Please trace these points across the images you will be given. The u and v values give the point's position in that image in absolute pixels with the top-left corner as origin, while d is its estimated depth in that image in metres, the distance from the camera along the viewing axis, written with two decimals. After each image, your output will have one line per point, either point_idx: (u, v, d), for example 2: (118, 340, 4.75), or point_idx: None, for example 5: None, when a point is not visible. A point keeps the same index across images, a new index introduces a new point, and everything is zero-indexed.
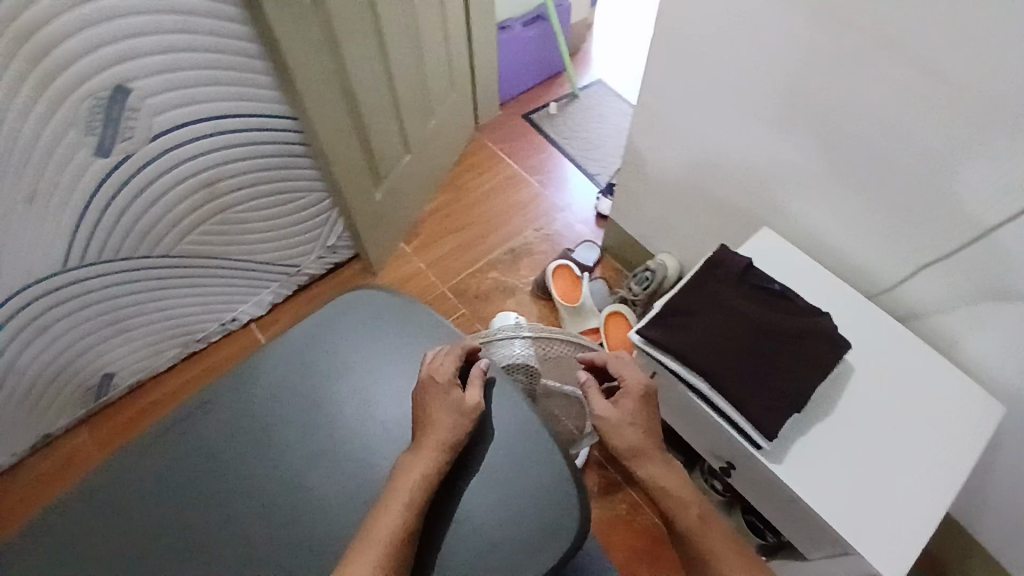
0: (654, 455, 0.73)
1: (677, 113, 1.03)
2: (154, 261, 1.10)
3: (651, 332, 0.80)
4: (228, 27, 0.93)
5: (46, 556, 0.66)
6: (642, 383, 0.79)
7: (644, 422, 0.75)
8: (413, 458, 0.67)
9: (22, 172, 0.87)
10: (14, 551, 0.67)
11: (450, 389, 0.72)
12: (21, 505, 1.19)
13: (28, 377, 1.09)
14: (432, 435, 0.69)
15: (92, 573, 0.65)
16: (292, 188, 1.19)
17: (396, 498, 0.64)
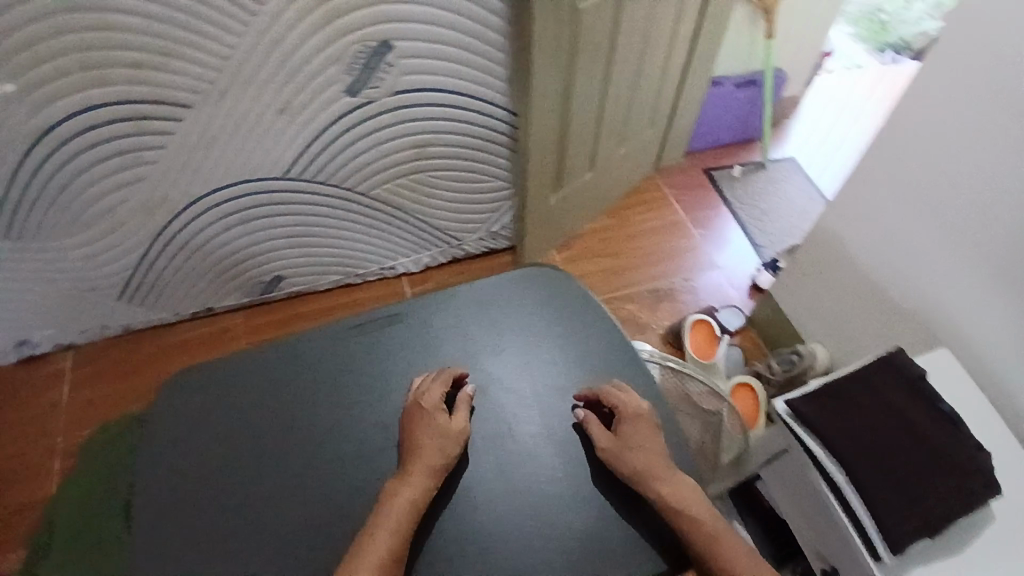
0: (660, 475, 0.68)
1: (877, 208, 1.01)
2: (351, 194, 1.24)
3: (799, 406, 0.81)
4: (488, 18, 1.05)
5: (215, 397, 0.76)
6: (641, 407, 0.73)
7: (650, 446, 0.70)
8: (399, 485, 0.66)
9: (286, 86, 1.03)
10: (193, 383, 0.77)
11: (435, 414, 0.71)
12: (169, 359, 1.33)
13: (221, 253, 1.26)
14: (420, 462, 0.67)
15: (244, 425, 0.74)
16: (482, 170, 1.29)
17: (383, 524, 0.62)
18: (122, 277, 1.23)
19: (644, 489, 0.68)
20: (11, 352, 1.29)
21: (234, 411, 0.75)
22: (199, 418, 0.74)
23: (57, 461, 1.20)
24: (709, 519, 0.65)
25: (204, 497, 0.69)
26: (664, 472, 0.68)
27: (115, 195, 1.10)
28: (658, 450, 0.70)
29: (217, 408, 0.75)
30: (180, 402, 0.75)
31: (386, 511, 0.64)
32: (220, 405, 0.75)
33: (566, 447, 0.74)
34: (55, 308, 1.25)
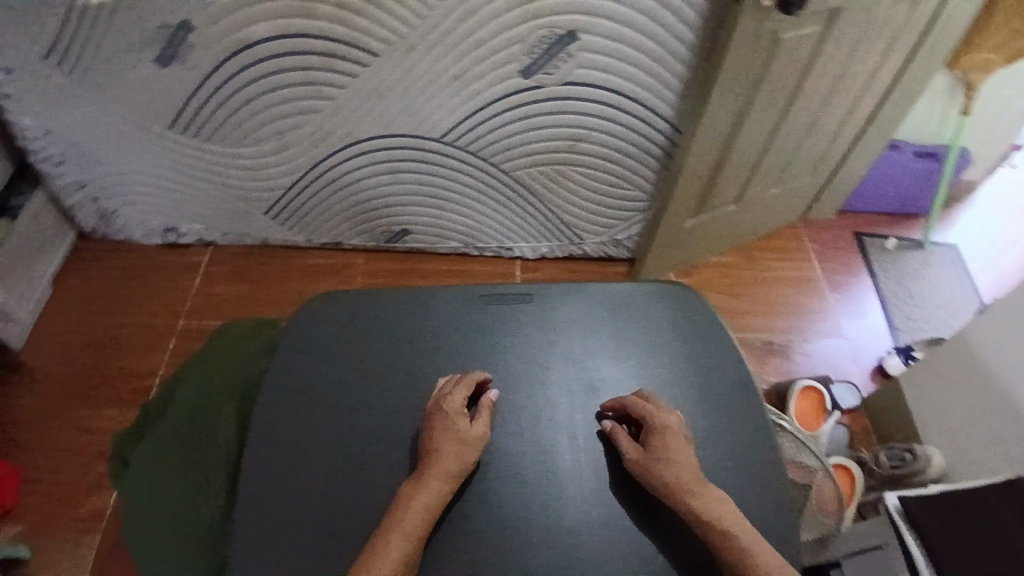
0: (693, 489, 0.64)
1: None
2: (494, 170, 1.26)
3: (911, 507, 0.76)
4: (678, 29, 1.03)
5: (341, 325, 0.80)
6: (670, 421, 0.70)
7: (681, 458, 0.67)
8: (414, 490, 0.64)
9: (467, 54, 1.07)
10: (326, 307, 0.82)
11: (455, 418, 0.68)
12: (290, 278, 1.41)
13: (362, 194, 1.33)
14: (436, 466, 0.65)
15: (360, 360, 0.77)
16: (625, 177, 1.27)
17: (399, 526, 0.61)
18: (273, 195, 1.33)
19: (677, 504, 0.64)
20: (160, 234, 1.40)
21: (355, 345, 0.79)
22: (324, 342, 0.79)
23: (173, 340, 1.30)
24: (748, 536, 0.62)
25: (311, 414, 0.73)
26: (697, 485, 0.65)
27: (288, 119, 1.19)
28: (689, 462, 0.67)
29: (341, 336, 0.79)
30: (310, 322, 0.80)
31: (404, 515, 0.62)
32: (344, 335, 0.79)
33: (604, 457, 0.72)
34: (208, 206, 1.35)
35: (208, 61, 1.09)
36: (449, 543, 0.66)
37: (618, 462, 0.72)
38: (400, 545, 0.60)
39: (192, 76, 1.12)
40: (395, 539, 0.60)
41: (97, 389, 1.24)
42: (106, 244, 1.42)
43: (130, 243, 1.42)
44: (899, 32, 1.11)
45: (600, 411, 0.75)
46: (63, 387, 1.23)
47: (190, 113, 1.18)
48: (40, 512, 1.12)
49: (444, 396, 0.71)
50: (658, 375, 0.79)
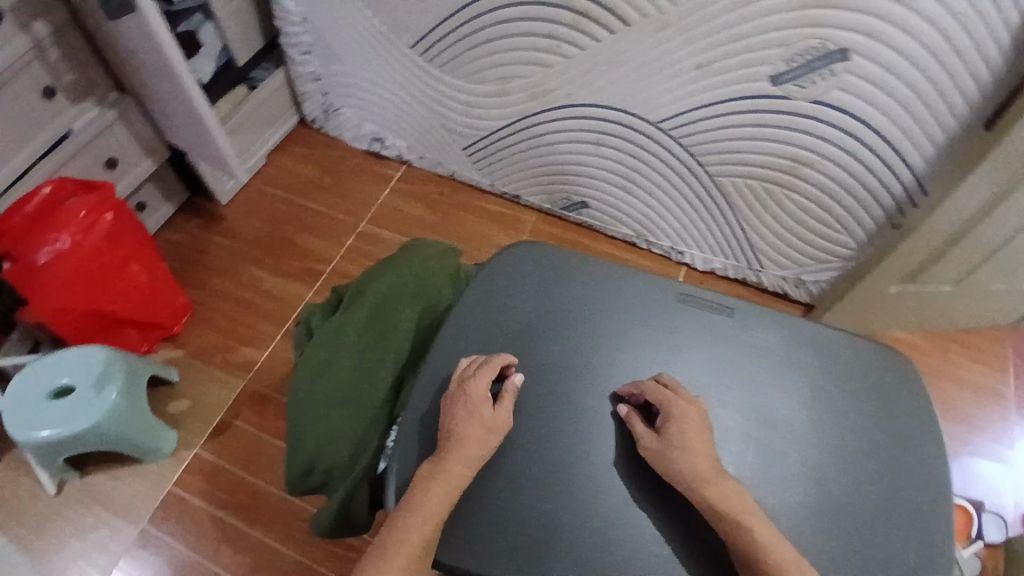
0: (707, 477, 0.63)
1: None
2: (698, 170, 1.20)
3: None
4: (966, 81, 0.91)
5: (531, 277, 0.81)
6: (687, 410, 0.68)
7: (697, 446, 0.65)
8: (435, 473, 0.65)
9: (720, 47, 1.02)
10: (522, 254, 0.83)
11: (476, 401, 0.69)
12: (466, 216, 1.46)
13: (558, 157, 1.33)
14: (459, 451, 0.66)
15: (541, 316, 0.79)
16: (838, 216, 1.16)
17: (424, 506, 0.63)
18: (476, 134, 1.37)
19: (694, 494, 0.62)
20: (366, 140, 1.50)
21: (542, 301, 0.80)
22: (513, 288, 0.80)
23: (351, 238, 1.40)
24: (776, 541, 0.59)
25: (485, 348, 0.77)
26: (712, 474, 0.63)
27: (517, 67, 1.21)
28: (705, 450, 0.65)
29: (529, 287, 0.81)
30: (503, 265, 0.82)
31: (427, 497, 0.63)
32: (532, 286, 0.81)
33: (617, 440, 0.71)
34: (417, 128, 1.42)
35: None
36: (579, 517, 0.67)
37: (628, 443, 0.71)
38: (426, 524, 0.62)
39: (445, 3, 1.16)
40: (421, 521, 0.62)
41: (277, 259, 1.36)
42: (316, 134, 1.54)
43: (338, 140, 1.53)
44: None
45: (616, 394, 0.74)
46: (250, 248, 1.37)
47: (430, 37, 1.23)
48: (204, 346, 1.27)
49: (467, 378, 0.71)
50: (837, 437, 0.72)
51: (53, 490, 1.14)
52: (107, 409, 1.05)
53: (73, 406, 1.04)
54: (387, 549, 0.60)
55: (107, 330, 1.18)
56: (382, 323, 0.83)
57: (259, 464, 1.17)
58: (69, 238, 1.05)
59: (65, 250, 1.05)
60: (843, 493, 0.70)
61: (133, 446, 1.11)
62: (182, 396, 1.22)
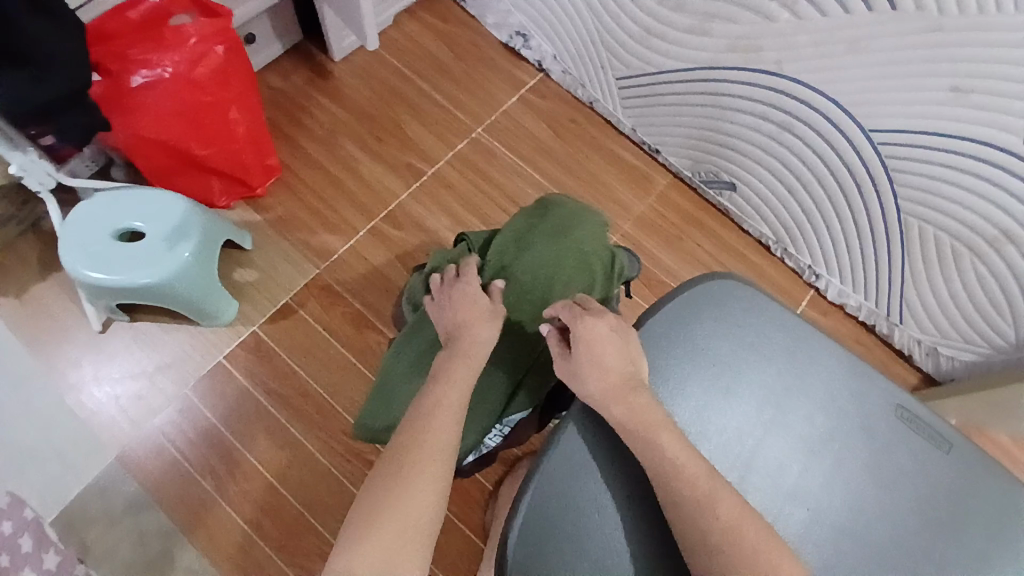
0: (621, 392, 0.56)
1: None
2: (884, 202, 1.02)
3: None
4: None
5: (730, 324, 0.63)
6: (596, 326, 0.60)
7: (609, 363, 0.58)
8: (451, 358, 0.64)
9: (990, 77, 0.82)
10: (733, 294, 0.64)
11: (472, 293, 0.68)
12: (595, 157, 1.28)
13: (724, 127, 1.13)
14: (471, 334, 0.66)
15: (730, 381, 0.62)
16: (1012, 308, 1.00)
17: (445, 406, 0.60)
18: (639, 69, 1.16)
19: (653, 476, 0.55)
20: (509, 32, 1.29)
21: (733, 369, 0.62)
22: (707, 333, 0.62)
23: (464, 143, 1.23)
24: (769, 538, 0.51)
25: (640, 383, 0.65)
26: (624, 388, 0.56)
27: (727, 7, 0.99)
28: (621, 366, 0.58)
29: (728, 339, 0.62)
30: (700, 301, 0.63)
31: (446, 395, 0.61)
32: (725, 345, 0.62)
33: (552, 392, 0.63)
34: (573, 38, 1.21)
35: None
36: None
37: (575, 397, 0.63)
38: (451, 424, 0.59)
39: None
40: (444, 418, 0.59)
41: (380, 143, 1.21)
42: (453, 6, 1.32)
43: (476, 21, 1.32)
44: None
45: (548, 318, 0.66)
46: (355, 121, 1.21)
47: None
48: (285, 218, 1.15)
49: (455, 279, 0.71)
50: None
51: (98, 328, 1.05)
52: (180, 267, 0.96)
53: (146, 252, 0.95)
54: (418, 448, 0.57)
55: (188, 174, 1.06)
56: (521, 274, 0.75)
57: (317, 363, 1.08)
58: (172, 65, 0.91)
59: (164, 78, 0.91)
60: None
61: (197, 308, 1.02)
62: (252, 267, 1.12)
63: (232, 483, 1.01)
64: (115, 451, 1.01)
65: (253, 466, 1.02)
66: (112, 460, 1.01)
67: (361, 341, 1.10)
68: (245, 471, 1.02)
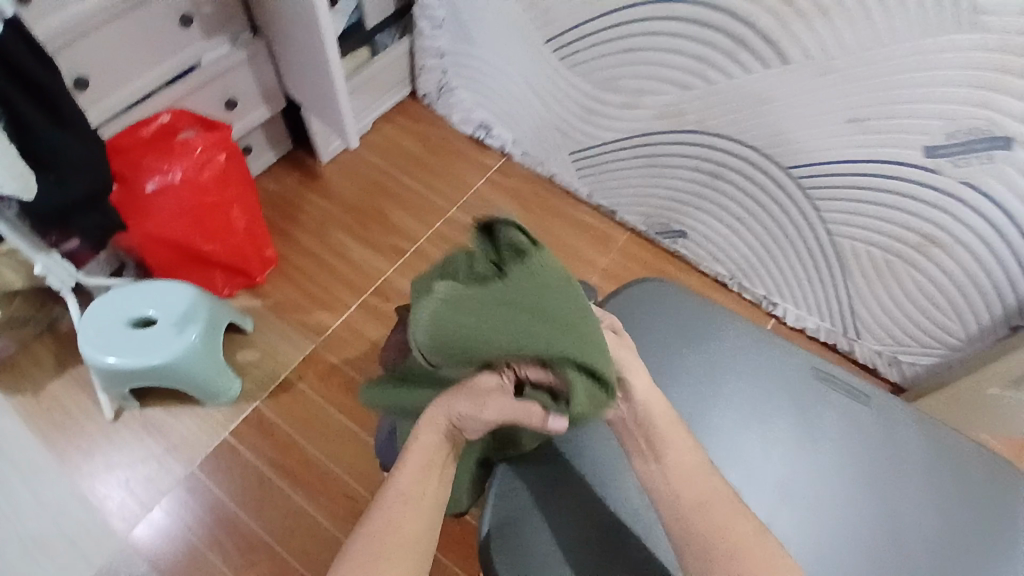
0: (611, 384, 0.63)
1: None
2: (816, 228, 1.15)
3: None
4: None
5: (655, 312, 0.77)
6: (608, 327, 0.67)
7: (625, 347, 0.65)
8: (411, 447, 0.64)
9: (877, 106, 0.98)
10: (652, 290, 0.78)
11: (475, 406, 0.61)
12: (561, 223, 1.42)
13: (668, 181, 1.29)
14: (432, 423, 0.64)
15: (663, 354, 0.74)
16: (956, 306, 1.10)
17: (411, 500, 0.62)
18: (589, 142, 1.34)
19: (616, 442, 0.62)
20: (473, 126, 1.48)
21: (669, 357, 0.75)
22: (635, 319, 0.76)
23: (441, 221, 1.37)
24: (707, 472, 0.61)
25: None
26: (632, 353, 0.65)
27: (653, 80, 1.18)
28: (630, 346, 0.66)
29: (656, 323, 0.76)
30: (643, 301, 0.77)
31: (413, 491, 0.62)
32: (649, 325, 0.76)
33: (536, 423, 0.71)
34: (529, 124, 1.40)
35: None
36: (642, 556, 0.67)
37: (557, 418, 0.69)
38: (421, 514, 0.62)
39: (598, 8, 1.14)
40: (416, 507, 0.62)
41: (366, 227, 1.34)
42: (423, 109, 1.53)
43: (444, 121, 1.52)
44: None
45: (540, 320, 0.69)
46: (343, 211, 1.36)
47: (569, 36, 1.21)
48: (283, 301, 1.26)
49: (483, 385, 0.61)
50: (976, 554, 0.65)
51: (111, 416, 1.11)
52: (187, 348, 1.04)
53: (155, 338, 1.04)
54: (391, 541, 0.59)
55: (194, 268, 1.18)
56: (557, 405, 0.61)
57: (315, 431, 1.14)
58: (182, 172, 1.06)
59: (174, 182, 1.05)
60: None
61: (201, 388, 1.10)
62: (253, 347, 1.21)
63: (238, 555, 1.03)
64: (123, 535, 1.04)
65: (258, 536, 1.05)
66: (120, 545, 1.03)
67: (357, 406, 1.17)
68: (252, 543, 1.04)
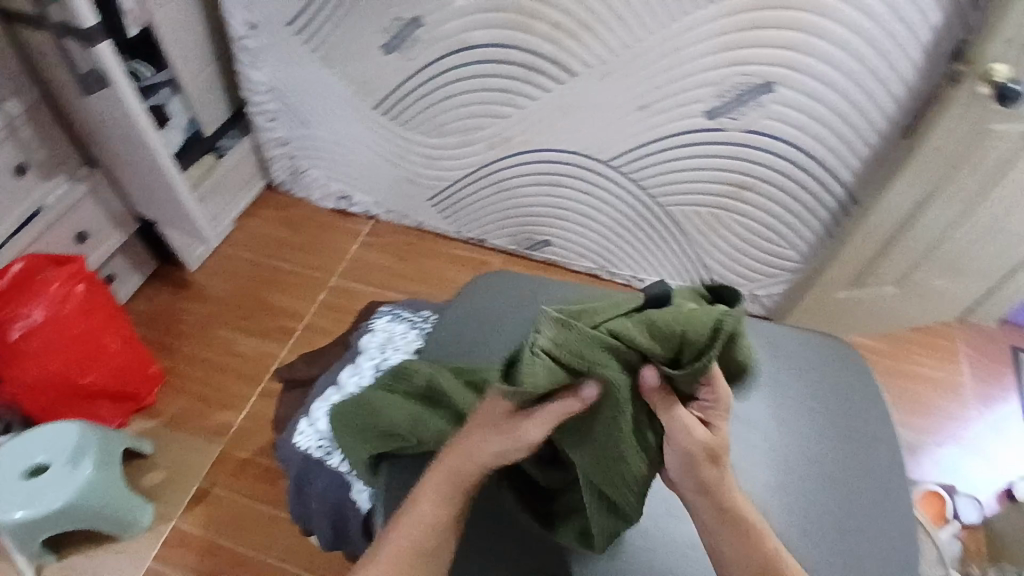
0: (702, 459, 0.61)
1: None
2: (651, 204, 1.30)
3: None
4: (862, 108, 1.06)
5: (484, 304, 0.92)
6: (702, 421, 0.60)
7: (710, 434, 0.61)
8: (432, 476, 0.67)
9: (656, 90, 1.13)
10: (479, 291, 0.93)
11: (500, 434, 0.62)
12: (434, 262, 1.51)
13: (518, 200, 1.41)
14: (457, 451, 0.66)
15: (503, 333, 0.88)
16: (782, 234, 1.26)
17: (411, 530, 0.65)
18: (440, 185, 1.44)
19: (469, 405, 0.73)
20: (333, 199, 1.56)
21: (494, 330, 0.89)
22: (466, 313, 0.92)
23: (323, 293, 1.42)
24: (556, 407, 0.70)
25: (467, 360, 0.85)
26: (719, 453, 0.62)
27: (474, 117, 1.30)
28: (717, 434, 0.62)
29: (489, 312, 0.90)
30: (479, 292, 0.94)
31: (420, 521, 0.65)
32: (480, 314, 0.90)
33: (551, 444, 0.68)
34: (381, 185, 1.50)
35: (425, 52, 1.23)
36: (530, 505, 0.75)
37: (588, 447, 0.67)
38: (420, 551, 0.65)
39: (408, 66, 1.26)
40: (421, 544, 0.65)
41: (250, 319, 1.37)
42: (282, 197, 1.60)
43: (306, 201, 1.59)
44: None
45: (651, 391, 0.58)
46: (225, 310, 1.38)
47: (392, 97, 1.32)
48: (181, 413, 1.26)
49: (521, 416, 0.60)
50: None
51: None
52: (85, 483, 1.02)
53: (48, 483, 1.01)
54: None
55: (79, 403, 1.17)
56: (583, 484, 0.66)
57: (245, 527, 1.13)
58: (43, 311, 1.05)
59: (38, 323, 1.05)
60: (814, 483, 0.78)
61: (112, 519, 1.07)
62: (158, 468, 1.20)
63: None
64: None
65: None
66: None
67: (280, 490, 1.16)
68: None
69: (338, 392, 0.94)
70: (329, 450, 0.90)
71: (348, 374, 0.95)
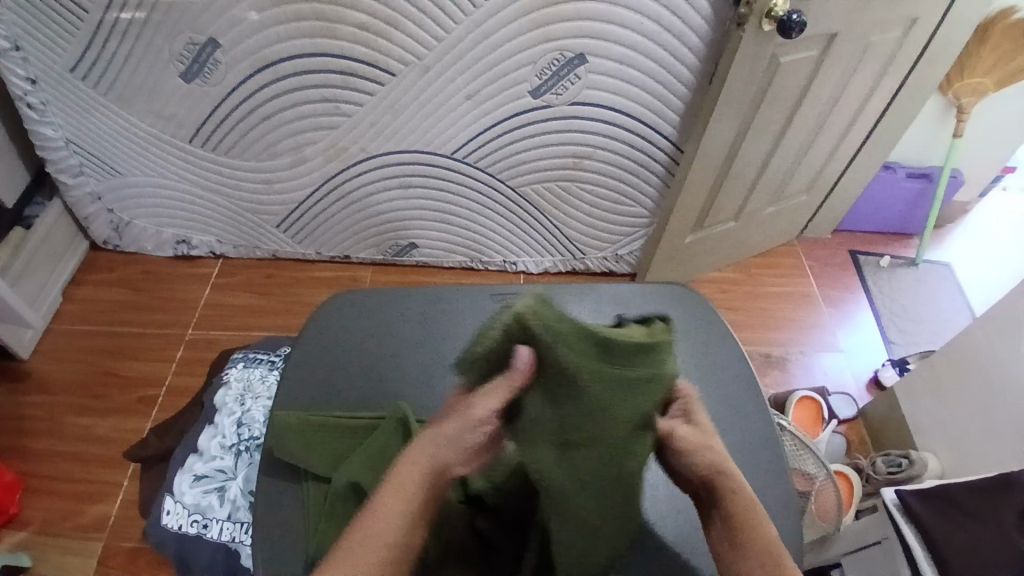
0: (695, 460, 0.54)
1: (996, 350, 0.98)
2: (501, 188, 1.30)
3: (907, 495, 0.79)
4: (668, 61, 1.11)
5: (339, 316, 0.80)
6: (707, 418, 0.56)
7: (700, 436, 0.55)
8: (396, 478, 0.46)
9: (477, 77, 1.12)
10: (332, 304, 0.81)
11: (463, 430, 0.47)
12: (297, 288, 1.44)
13: (369, 209, 1.36)
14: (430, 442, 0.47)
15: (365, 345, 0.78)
16: (628, 192, 1.31)
17: (365, 557, 0.43)
18: (284, 210, 1.37)
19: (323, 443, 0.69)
20: (171, 245, 1.44)
21: (352, 344, 0.78)
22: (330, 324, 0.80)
23: (182, 348, 1.32)
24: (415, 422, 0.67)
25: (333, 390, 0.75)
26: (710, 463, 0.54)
27: (302, 135, 1.23)
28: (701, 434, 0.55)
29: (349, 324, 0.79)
30: (334, 306, 0.81)
31: (376, 537, 0.44)
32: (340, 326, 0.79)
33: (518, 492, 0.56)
34: (219, 222, 1.40)
35: (230, 76, 1.14)
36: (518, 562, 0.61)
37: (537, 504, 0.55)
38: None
39: (215, 93, 1.17)
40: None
41: (104, 396, 1.25)
42: (112, 255, 1.46)
43: (142, 254, 1.46)
44: (896, 55, 1.19)
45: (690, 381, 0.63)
46: (71, 395, 1.25)
47: (207, 129, 1.23)
48: (50, 518, 1.12)
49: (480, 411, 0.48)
50: None
51: None
52: None
53: None
54: None
55: None
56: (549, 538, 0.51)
57: None
58: None
59: None
60: None
61: None
62: None
63: None
64: None
65: None
66: None
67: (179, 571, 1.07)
68: None
69: (201, 460, 0.86)
70: (205, 523, 0.83)
71: (208, 439, 0.86)
